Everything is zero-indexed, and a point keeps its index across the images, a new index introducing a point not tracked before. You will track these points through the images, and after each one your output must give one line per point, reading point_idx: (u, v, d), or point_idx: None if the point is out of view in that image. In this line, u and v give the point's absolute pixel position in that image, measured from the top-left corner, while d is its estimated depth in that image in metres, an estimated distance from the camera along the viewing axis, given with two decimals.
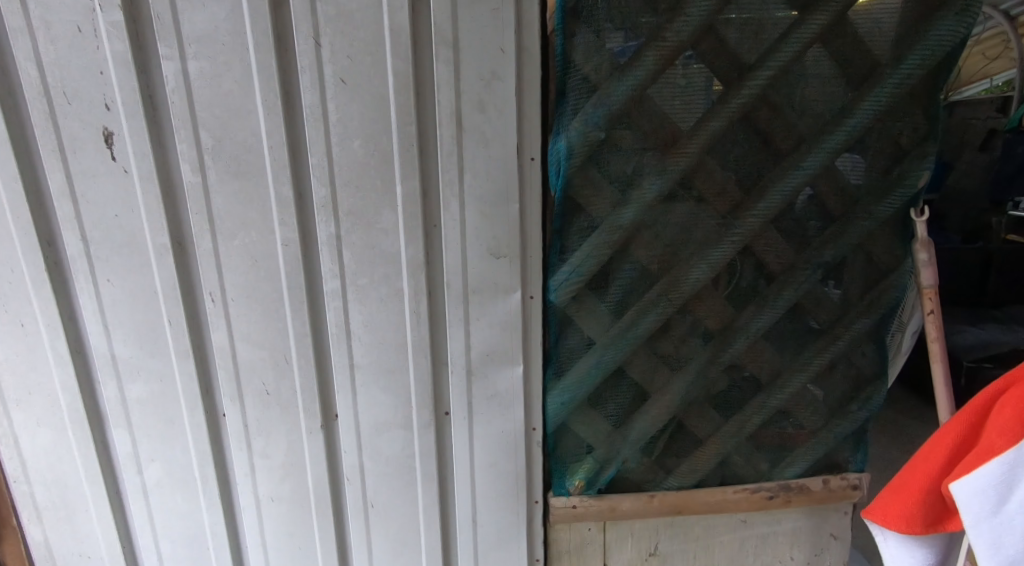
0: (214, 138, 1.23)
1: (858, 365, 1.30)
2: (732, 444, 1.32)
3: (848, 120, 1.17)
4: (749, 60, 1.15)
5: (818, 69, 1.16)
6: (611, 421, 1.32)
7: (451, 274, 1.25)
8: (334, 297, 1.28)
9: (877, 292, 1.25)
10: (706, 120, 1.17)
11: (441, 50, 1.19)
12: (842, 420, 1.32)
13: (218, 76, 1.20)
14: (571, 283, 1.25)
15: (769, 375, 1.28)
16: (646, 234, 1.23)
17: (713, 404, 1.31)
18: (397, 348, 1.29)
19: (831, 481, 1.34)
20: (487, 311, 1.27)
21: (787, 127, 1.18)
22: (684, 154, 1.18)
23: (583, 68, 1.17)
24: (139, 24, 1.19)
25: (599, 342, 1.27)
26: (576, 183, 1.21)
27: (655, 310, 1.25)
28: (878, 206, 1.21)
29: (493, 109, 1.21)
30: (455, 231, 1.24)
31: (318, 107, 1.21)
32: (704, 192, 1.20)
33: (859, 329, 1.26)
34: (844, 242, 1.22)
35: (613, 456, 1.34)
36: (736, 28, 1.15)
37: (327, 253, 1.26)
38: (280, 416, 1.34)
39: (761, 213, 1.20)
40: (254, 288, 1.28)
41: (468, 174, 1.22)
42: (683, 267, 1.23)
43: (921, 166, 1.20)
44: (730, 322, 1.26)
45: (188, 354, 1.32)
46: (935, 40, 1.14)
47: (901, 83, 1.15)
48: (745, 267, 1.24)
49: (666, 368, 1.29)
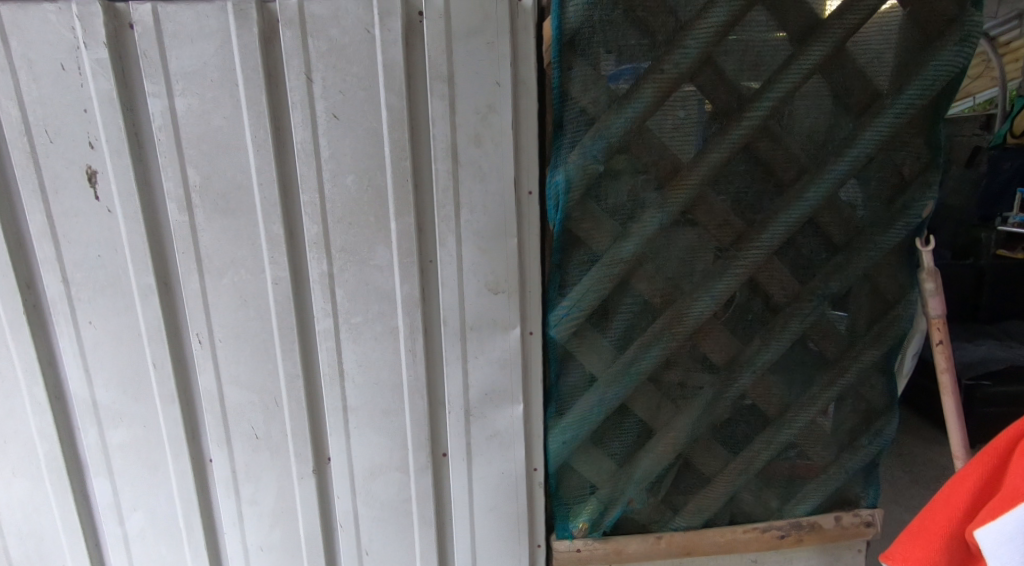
0: (202, 175, 1.19)
1: (868, 397, 1.25)
2: (740, 482, 1.27)
3: (850, 150, 1.15)
4: (748, 91, 1.15)
5: (818, 100, 1.15)
6: (615, 460, 1.27)
7: (448, 311, 1.22)
8: (327, 337, 1.23)
9: (884, 322, 1.22)
10: (707, 151, 1.16)
11: (436, 84, 1.17)
12: (853, 455, 1.26)
13: (206, 112, 1.18)
14: (572, 319, 1.22)
15: (777, 409, 1.24)
16: (648, 268, 1.21)
17: (720, 440, 1.26)
18: (392, 388, 1.25)
19: (843, 518, 1.28)
20: (486, 349, 1.23)
21: (788, 157, 1.17)
22: (684, 186, 1.17)
23: (581, 101, 1.16)
24: (126, 61, 1.17)
25: (601, 378, 1.23)
26: (576, 216, 1.19)
27: (658, 345, 1.22)
28: (883, 236, 1.19)
29: (489, 143, 1.18)
30: (451, 267, 1.21)
31: (310, 143, 1.18)
32: (706, 224, 1.19)
33: (867, 360, 1.22)
34: (849, 273, 1.19)
35: (618, 496, 1.28)
36: (735, 60, 1.14)
37: (320, 291, 1.22)
38: (270, 461, 1.28)
39: (765, 244, 1.18)
40: (244, 329, 1.24)
41: (465, 209, 1.20)
42: (686, 300, 1.21)
43: (926, 195, 1.18)
44: (736, 356, 1.23)
45: (173, 399, 1.26)
46: (937, 70, 1.13)
47: (902, 112, 1.14)
48: (749, 298, 1.21)
49: (671, 405, 1.25)
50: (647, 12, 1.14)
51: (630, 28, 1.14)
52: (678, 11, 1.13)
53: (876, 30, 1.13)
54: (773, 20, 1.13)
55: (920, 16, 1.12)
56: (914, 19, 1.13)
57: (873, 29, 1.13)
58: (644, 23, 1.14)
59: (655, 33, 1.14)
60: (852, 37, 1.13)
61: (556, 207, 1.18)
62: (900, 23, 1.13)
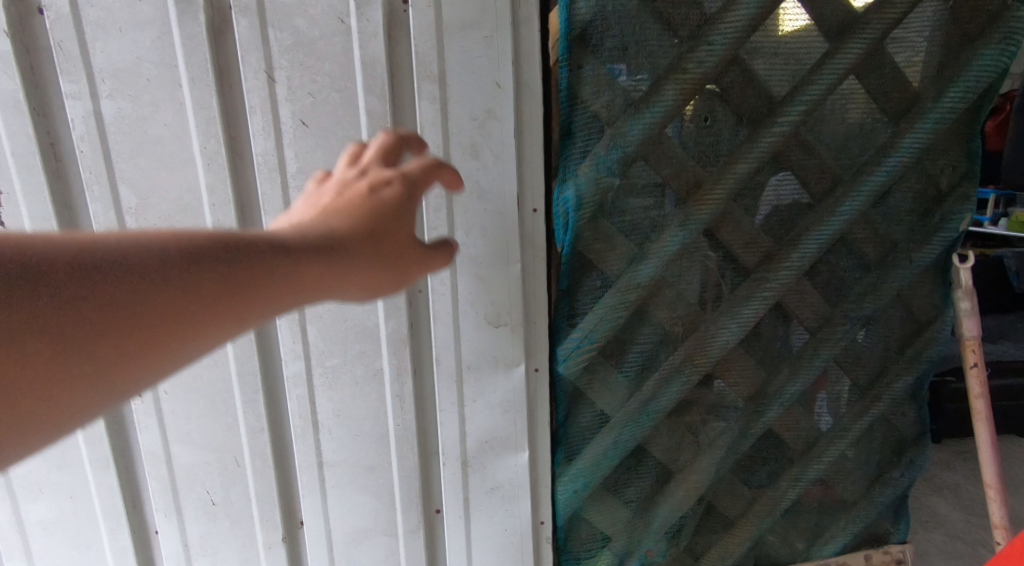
0: (139, 195, 0.99)
1: (899, 427, 1.18)
2: (766, 524, 1.18)
3: (887, 160, 1.06)
4: (777, 94, 1.03)
5: (852, 104, 1.05)
6: (632, 508, 1.15)
7: (442, 348, 1.05)
8: (297, 383, 1.04)
9: (918, 346, 1.15)
10: (733, 162, 1.04)
11: (425, 85, 1.00)
12: (883, 489, 1.19)
13: (141, 119, 0.97)
14: (583, 352, 1.07)
15: (805, 444, 1.16)
16: (667, 293, 1.08)
17: (743, 479, 1.17)
18: (377, 440, 1.07)
19: (873, 556, 1.21)
20: (486, 390, 1.07)
21: (820, 168, 1.07)
22: (709, 201, 1.04)
23: (593, 105, 1.01)
24: (35, 55, 0.94)
25: (615, 418, 1.10)
26: (587, 236, 1.05)
27: (681, 377, 1.10)
28: (918, 253, 1.10)
29: (488, 154, 1.02)
30: (446, 299, 1.04)
31: (273, 155, 0.99)
32: (732, 244, 1.07)
33: (899, 389, 1.15)
34: (883, 294, 1.11)
35: (634, 548, 1.16)
36: (764, 59, 1.02)
37: (287, 330, 1.02)
38: (230, 530, 1.09)
39: (796, 265, 1.07)
40: (196, 378, 1.03)
41: (459, 232, 1.04)
42: (711, 327, 1.09)
43: (963, 208, 1.10)
44: (762, 387, 1.13)
45: (107, 461, 1.05)
46: (978, 72, 1.04)
47: (942, 119, 1.05)
48: (775, 324, 1.12)
49: (692, 444, 1.14)
50: (668, 4, 1.00)
51: (649, 20, 1.00)
52: (702, 3, 1.00)
53: (913, 27, 1.03)
54: (806, 15, 1.01)
55: (959, 13, 1.03)
56: (954, 17, 1.03)
57: (911, 25, 1.03)
58: (664, 16, 1.01)
59: (677, 28, 1.01)
60: (888, 35, 1.03)
61: (564, 227, 1.03)
62: (940, 20, 1.03)
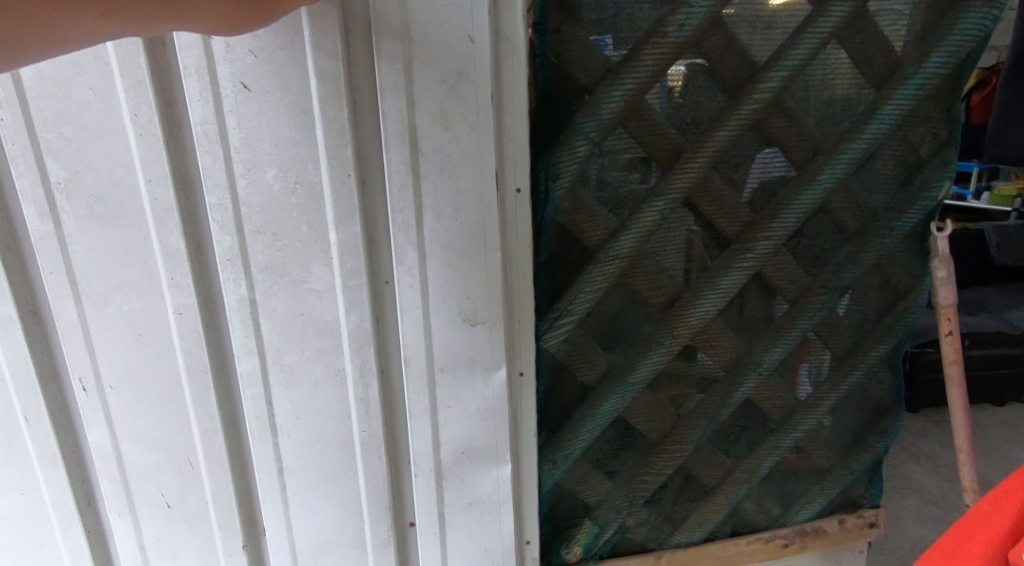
0: (68, 169, 0.89)
1: (875, 396, 1.15)
2: (744, 491, 1.15)
3: (869, 126, 0.98)
4: (758, 59, 0.94)
5: (835, 69, 0.96)
6: (613, 478, 1.10)
7: (411, 348, 0.92)
8: (252, 382, 0.94)
9: (896, 313, 1.09)
10: (712, 131, 0.94)
11: (384, 41, 0.85)
12: (861, 455, 1.17)
13: (64, 82, 0.86)
14: (564, 325, 0.98)
15: (782, 413, 1.12)
16: (647, 264, 0.99)
17: (721, 448, 1.13)
18: (341, 447, 0.95)
19: (847, 521, 1.20)
20: (462, 396, 0.94)
21: (801, 135, 0.98)
22: (688, 172, 0.95)
23: (574, 70, 0.90)
24: None
25: (596, 389, 1.03)
26: (565, 207, 0.95)
27: (660, 350, 1.02)
28: (898, 221, 1.04)
29: (461, 123, 0.88)
30: (413, 292, 0.91)
31: (213, 125, 0.87)
32: (712, 215, 0.99)
33: (876, 357, 1.11)
34: (862, 261, 1.04)
35: (613, 519, 1.11)
36: (748, 24, 0.92)
37: (239, 324, 0.92)
38: (187, 535, 1.00)
39: (776, 235, 0.99)
40: (142, 372, 0.95)
41: (429, 215, 0.89)
42: (687, 300, 1.01)
43: (944, 175, 1.03)
44: (740, 359, 1.06)
45: (56, 459, 0.99)
46: (961, 36, 0.96)
47: (925, 84, 0.97)
48: (752, 294, 1.05)
49: (673, 415, 1.08)
50: None
51: None
52: None
53: None
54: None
55: None
56: None
57: None
58: None
59: None
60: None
61: (545, 199, 0.93)
62: None
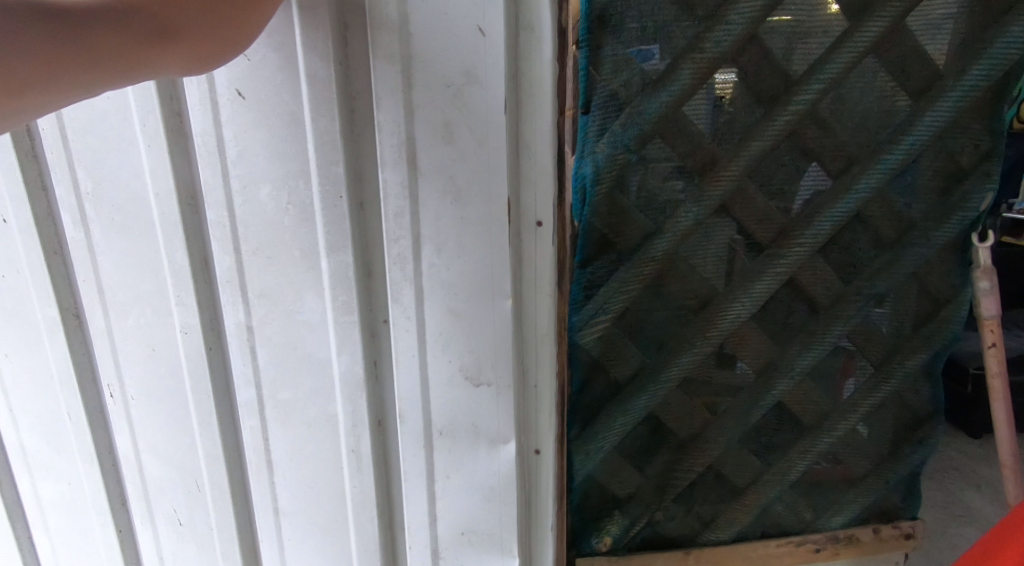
0: (95, 178, 0.83)
1: (911, 405, 1.09)
2: (774, 492, 1.10)
3: (904, 139, 0.90)
4: (795, 73, 0.88)
5: (869, 82, 0.89)
6: (644, 472, 1.07)
7: (407, 404, 0.81)
8: (250, 413, 0.86)
9: (935, 324, 1.02)
10: (747, 141, 0.89)
11: (382, 38, 0.72)
12: (895, 464, 1.11)
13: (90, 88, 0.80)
14: (599, 321, 0.93)
15: (813, 417, 1.07)
16: (679, 266, 0.94)
17: (752, 449, 1.09)
18: (334, 496, 0.85)
19: (881, 530, 1.14)
20: (464, 466, 0.83)
21: (837, 147, 0.91)
22: (723, 181, 0.89)
23: (612, 83, 0.84)
24: None
25: (629, 387, 0.99)
26: (602, 212, 0.89)
27: (690, 350, 0.97)
28: (939, 231, 0.96)
29: (467, 137, 0.74)
30: (410, 335, 0.79)
31: (212, 136, 0.78)
32: (745, 222, 0.93)
33: (914, 366, 1.04)
34: (899, 272, 0.97)
35: (642, 512, 1.08)
36: (785, 36, 0.86)
37: (238, 351, 0.84)
38: (196, 554, 0.96)
39: (809, 241, 0.94)
40: (157, 387, 0.90)
41: (428, 245, 0.76)
42: (722, 300, 0.95)
43: (986, 187, 0.94)
44: (773, 360, 1.02)
45: (92, 459, 0.97)
46: (1004, 49, 0.87)
47: (967, 95, 0.89)
48: (785, 299, 0.99)
49: (707, 414, 1.04)
50: None
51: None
52: None
53: None
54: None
55: None
56: None
57: None
58: None
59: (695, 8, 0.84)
60: (908, 15, 0.87)
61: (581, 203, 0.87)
62: None
